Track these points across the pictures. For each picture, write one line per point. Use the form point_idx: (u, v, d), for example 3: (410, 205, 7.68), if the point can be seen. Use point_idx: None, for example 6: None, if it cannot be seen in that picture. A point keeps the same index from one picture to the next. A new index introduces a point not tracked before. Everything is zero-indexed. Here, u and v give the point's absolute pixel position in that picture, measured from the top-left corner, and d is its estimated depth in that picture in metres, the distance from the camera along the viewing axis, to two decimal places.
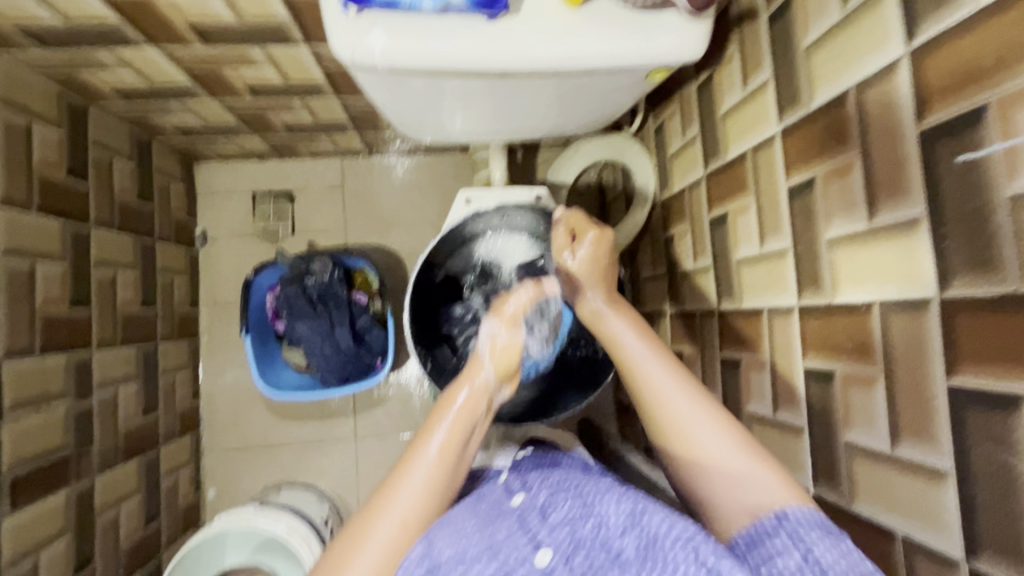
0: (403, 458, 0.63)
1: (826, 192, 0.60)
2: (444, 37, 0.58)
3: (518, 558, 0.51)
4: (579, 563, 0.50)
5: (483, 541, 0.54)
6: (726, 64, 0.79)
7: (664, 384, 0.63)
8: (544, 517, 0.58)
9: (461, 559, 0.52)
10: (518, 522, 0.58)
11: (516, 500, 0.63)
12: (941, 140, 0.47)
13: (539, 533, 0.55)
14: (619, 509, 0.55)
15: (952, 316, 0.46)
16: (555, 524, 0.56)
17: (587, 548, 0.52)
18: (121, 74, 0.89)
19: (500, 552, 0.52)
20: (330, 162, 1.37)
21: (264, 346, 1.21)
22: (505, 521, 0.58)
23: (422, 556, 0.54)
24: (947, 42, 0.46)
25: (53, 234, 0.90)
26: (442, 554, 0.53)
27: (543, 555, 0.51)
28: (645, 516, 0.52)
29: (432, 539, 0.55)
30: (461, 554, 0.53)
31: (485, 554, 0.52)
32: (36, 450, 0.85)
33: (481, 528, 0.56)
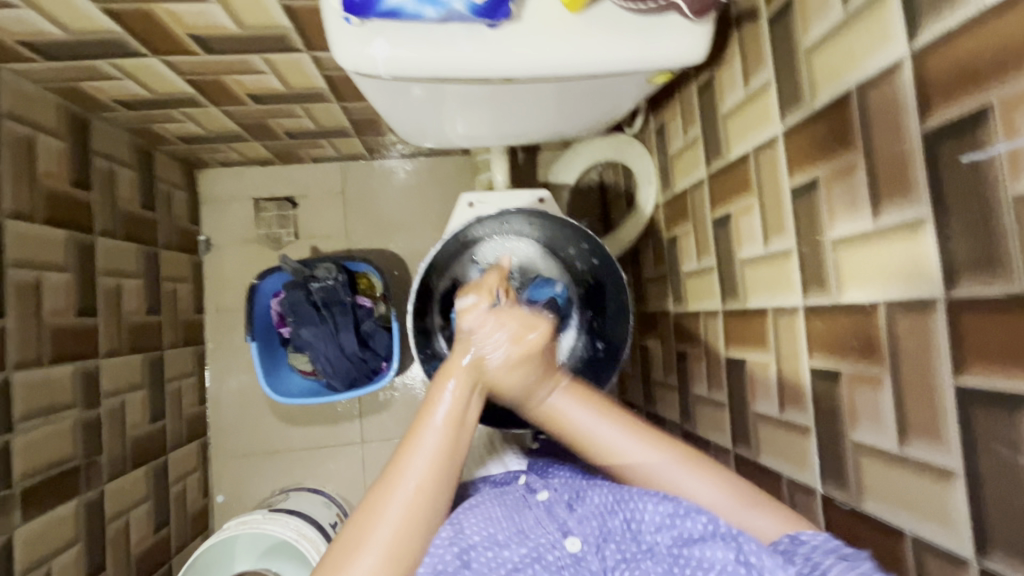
0: (413, 423, 0.59)
1: (830, 192, 0.60)
2: (447, 44, 0.58)
3: (549, 543, 0.57)
4: (610, 554, 0.56)
5: (511, 527, 0.59)
6: (726, 65, 0.80)
7: (591, 422, 0.63)
8: (571, 509, 0.61)
9: (492, 544, 0.57)
10: (544, 513, 0.61)
11: (539, 495, 0.64)
12: (944, 141, 0.47)
13: (566, 522, 0.60)
14: (654, 509, 0.56)
15: (958, 315, 0.46)
16: (584, 515, 0.60)
17: (618, 540, 0.57)
18: (123, 85, 0.90)
19: (529, 539, 0.58)
20: (331, 167, 1.37)
21: (269, 352, 1.22)
22: (531, 512, 0.62)
23: (452, 537, 0.57)
24: (948, 42, 0.46)
25: (59, 246, 0.91)
26: (471, 538, 0.57)
27: (572, 544, 0.57)
28: (685, 519, 0.55)
29: (461, 525, 0.58)
30: (492, 538, 0.58)
31: (514, 539, 0.58)
32: (46, 460, 0.85)
33: (508, 515, 0.61)
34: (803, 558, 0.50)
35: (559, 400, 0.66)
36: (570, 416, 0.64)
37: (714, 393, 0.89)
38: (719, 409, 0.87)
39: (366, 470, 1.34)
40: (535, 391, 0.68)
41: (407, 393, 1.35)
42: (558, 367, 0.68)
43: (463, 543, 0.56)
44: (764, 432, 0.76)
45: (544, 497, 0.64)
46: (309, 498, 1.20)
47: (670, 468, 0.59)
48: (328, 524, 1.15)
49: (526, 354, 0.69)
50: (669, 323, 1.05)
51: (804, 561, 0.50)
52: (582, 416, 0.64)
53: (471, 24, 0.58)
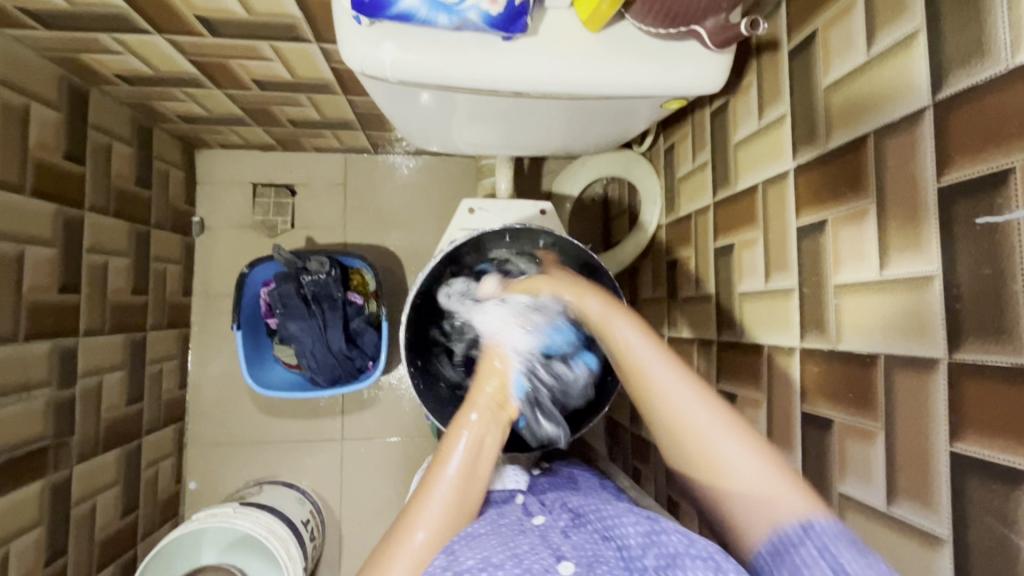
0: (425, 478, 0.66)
1: (837, 237, 0.59)
2: (458, 53, 0.56)
3: (541, 567, 0.54)
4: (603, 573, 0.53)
5: (506, 551, 0.56)
6: (742, 94, 0.78)
7: (686, 398, 0.59)
8: (566, 535, 0.61)
9: (485, 566, 0.54)
10: (539, 538, 0.60)
11: (536, 519, 0.65)
12: (960, 200, 0.45)
13: (561, 546, 0.59)
14: (638, 530, 0.57)
15: (960, 381, 0.45)
16: (577, 542, 0.59)
17: (610, 565, 0.55)
18: (124, 60, 0.87)
19: (523, 560, 0.55)
20: (334, 159, 1.35)
21: (254, 341, 1.19)
22: (528, 536, 0.60)
23: (447, 565, 0.55)
24: (975, 98, 0.44)
25: (45, 220, 0.88)
26: (465, 562, 0.55)
27: (565, 566, 0.55)
28: (662, 536, 0.55)
29: (455, 553, 0.57)
30: (486, 560, 0.55)
31: (508, 561, 0.54)
32: (14, 439, 0.83)
33: (503, 542, 0.58)
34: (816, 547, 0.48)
35: (670, 413, 0.60)
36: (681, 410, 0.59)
37: None
38: None
39: (344, 468, 1.32)
40: (653, 372, 0.62)
41: (392, 393, 1.33)
42: (643, 325, 0.65)
43: (458, 568, 0.54)
44: None
45: (540, 522, 0.64)
46: (282, 493, 1.19)
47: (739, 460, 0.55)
48: (300, 521, 1.13)
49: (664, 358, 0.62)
50: (662, 346, 1.04)
51: (816, 553, 0.48)
52: (665, 375, 0.61)
53: (486, 35, 0.56)
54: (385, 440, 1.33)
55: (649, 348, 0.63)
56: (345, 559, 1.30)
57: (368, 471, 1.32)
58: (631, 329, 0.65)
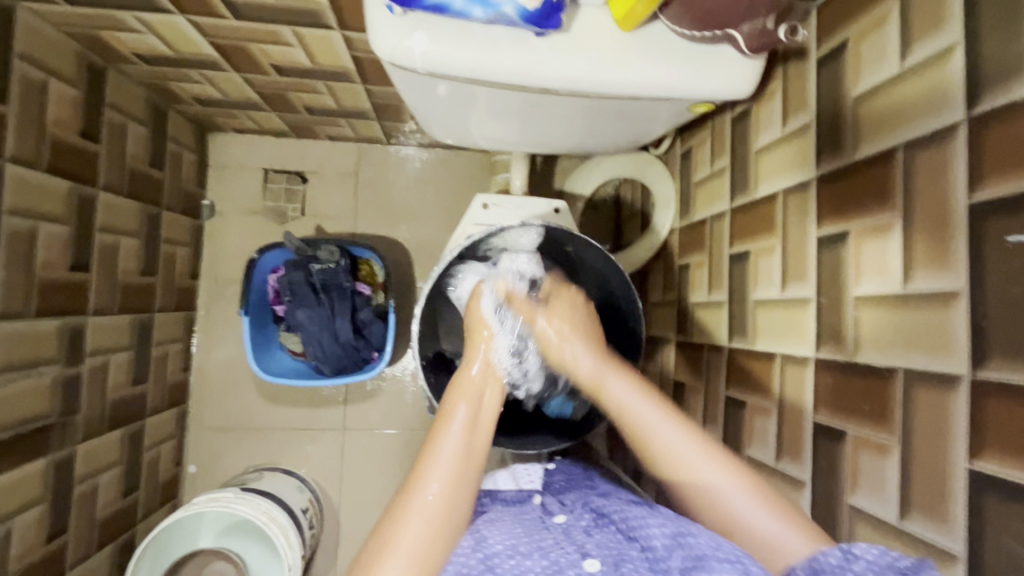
0: (424, 448, 0.65)
1: (860, 249, 0.59)
2: (489, 48, 0.56)
3: (568, 561, 0.55)
4: (628, 571, 0.53)
5: (532, 542, 0.59)
6: (766, 101, 0.78)
7: (679, 444, 0.64)
8: (589, 533, 0.62)
9: (514, 553, 0.57)
10: (563, 535, 0.62)
11: (558, 518, 0.67)
12: (991, 217, 0.45)
13: (585, 545, 0.59)
14: (664, 532, 0.57)
15: (981, 398, 0.45)
16: (601, 541, 0.59)
17: (633, 563, 0.54)
18: (145, 40, 0.87)
19: (549, 554, 0.57)
20: (346, 148, 1.34)
21: (261, 327, 1.19)
22: (550, 532, 0.62)
23: (474, 546, 0.59)
24: (1012, 116, 0.44)
25: (59, 197, 0.88)
26: (494, 547, 0.58)
27: (591, 563, 0.55)
28: (689, 538, 0.54)
29: (482, 538, 0.60)
30: (514, 548, 0.58)
31: (535, 552, 0.57)
32: (20, 415, 0.83)
33: (528, 534, 0.61)
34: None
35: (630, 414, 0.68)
36: (632, 411, 0.68)
37: (708, 429, 0.87)
38: None
39: (344, 458, 1.32)
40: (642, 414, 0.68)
41: (395, 385, 1.33)
42: (608, 355, 0.73)
43: (487, 551, 0.58)
44: None
45: (562, 521, 0.66)
46: (283, 481, 1.18)
47: (710, 479, 0.61)
48: (299, 509, 1.13)
49: (616, 373, 0.72)
50: (669, 350, 1.04)
51: (841, 559, 0.46)
52: (670, 436, 0.65)
53: (518, 30, 0.56)
54: (386, 431, 1.33)
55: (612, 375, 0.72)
56: (342, 548, 1.30)
57: (369, 462, 1.32)
58: (623, 385, 0.70)
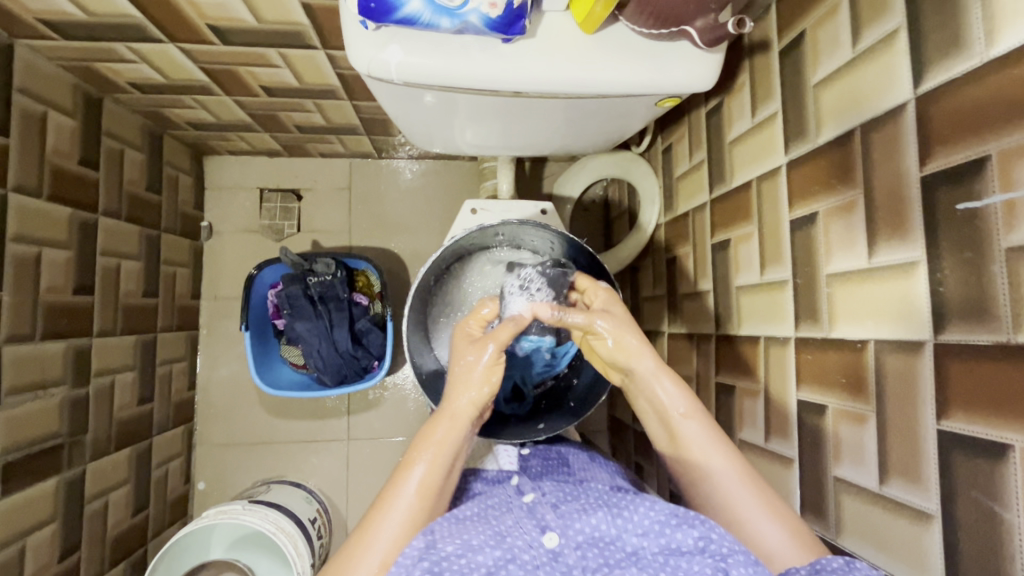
0: (385, 487, 0.62)
1: (828, 228, 0.61)
2: (460, 56, 0.59)
3: (525, 544, 0.57)
4: (591, 556, 0.56)
5: (490, 528, 0.58)
6: (736, 94, 0.80)
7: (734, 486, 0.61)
8: (555, 508, 0.62)
9: (466, 550, 0.55)
10: (525, 512, 0.62)
11: (526, 497, 0.65)
12: (942, 187, 0.47)
13: (545, 516, 0.61)
14: (647, 514, 0.58)
15: (944, 360, 0.47)
16: (564, 514, 0.60)
17: (600, 545, 0.57)
18: (138, 69, 0.91)
19: (506, 540, 0.57)
20: (339, 163, 1.38)
21: (262, 342, 1.22)
22: (513, 513, 0.62)
23: (423, 552, 0.54)
24: (954, 91, 0.46)
25: (61, 223, 0.91)
26: (444, 549, 0.55)
27: (549, 539, 0.58)
28: (675, 530, 0.56)
29: (436, 532, 0.56)
30: (467, 544, 0.55)
31: (490, 542, 0.56)
32: (30, 436, 0.85)
33: (487, 520, 0.60)
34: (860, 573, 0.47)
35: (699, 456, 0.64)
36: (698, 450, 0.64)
37: None
38: None
39: (350, 468, 1.34)
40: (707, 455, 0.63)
41: (397, 394, 1.36)
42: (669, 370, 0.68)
43: (436, 556, 0.54)
44: (749, 460, 0.76)
45: (530, 499, 0.64)
46: (290, 492, 1.20)
47: (720, 469, 0.62)
48: (307, 519, 1.15)
49: (668, 377, 0.67)
50: (662, 342, 1.06)
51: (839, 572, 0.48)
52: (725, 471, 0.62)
53: (486, 38, 0.59)
54: (390, 440, 1.35)
55: (663, 373, 0.67)
56: None
57: (374, 470, 1.34)
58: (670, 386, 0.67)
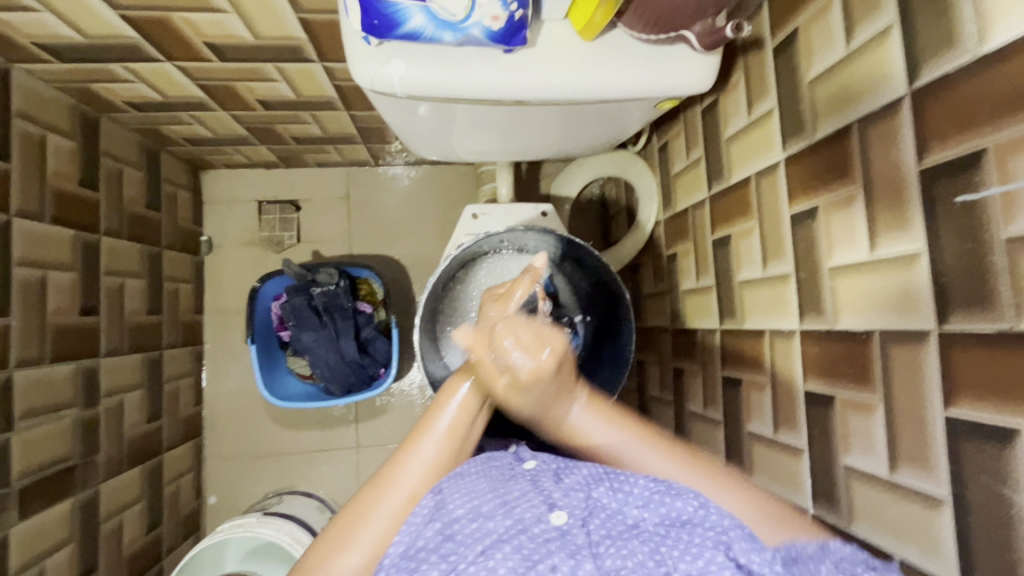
0: (413, 431, 0.59)
1: (829, 222, 0.62)
2: (462, 68, 0.59)
3: (534, 516, 0.50)
4: (596, 529, 0.49)
5: (496, 497, 0.52)
6: (730, 91, 0.82)
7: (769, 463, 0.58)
8: (560, 478, 0.54)
9: (475, 516, 0.51)
10: (529, 483, 0.54)
11: (527, 462, 0.57)
12: (941, 180, 0.49)
13: (552, 490, 0.53)
14: (642, 483, 0.52)
15: (949, 349, 0.48)
16: (569, 487, 0.53)
17: (603, 515, 0.50)
18: (135, 88, 0.91)
19: (515, 510, 0.51)
20: (336, 173, 1.38)
21: (268, 354, 1.22)
22: (517, 482, 0.54)
23: (433, 513, 0.52)
24: (948, 86, 0.48)
25: (65, 245, 0.91)
26: (454, 511, 0.52)
27: (558, 517, 0.50)
28: (676, 498, 0.50)
29: (444, 496, 0.53)
30: (476, 510, 0.51)
31: (498, 509, 0.51)
32: (44, 459, 0.85)
33: (492, 488, 0.53)
34: (833, 561, 0.46)
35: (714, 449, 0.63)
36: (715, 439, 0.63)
37: (709, 411, 0.91)
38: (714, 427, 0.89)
39: (360, 475, 1.34)
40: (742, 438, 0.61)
41: (404, 399, 1.36)
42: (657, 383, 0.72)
43: (446, 518, 0.51)
44: (758, 452, 0.77)
45: (533, 467, 0.57)
46: (302, 502, 1.21)
47: (628, 457, 0.56)
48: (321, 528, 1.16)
49: (636, 432, 0.57)
50: (665, 338, 1.07)
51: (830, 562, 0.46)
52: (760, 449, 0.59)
53: (487, 49, 0.59)
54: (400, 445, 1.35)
55: (593, 409, 0.59)
56: None
57: None
58: None
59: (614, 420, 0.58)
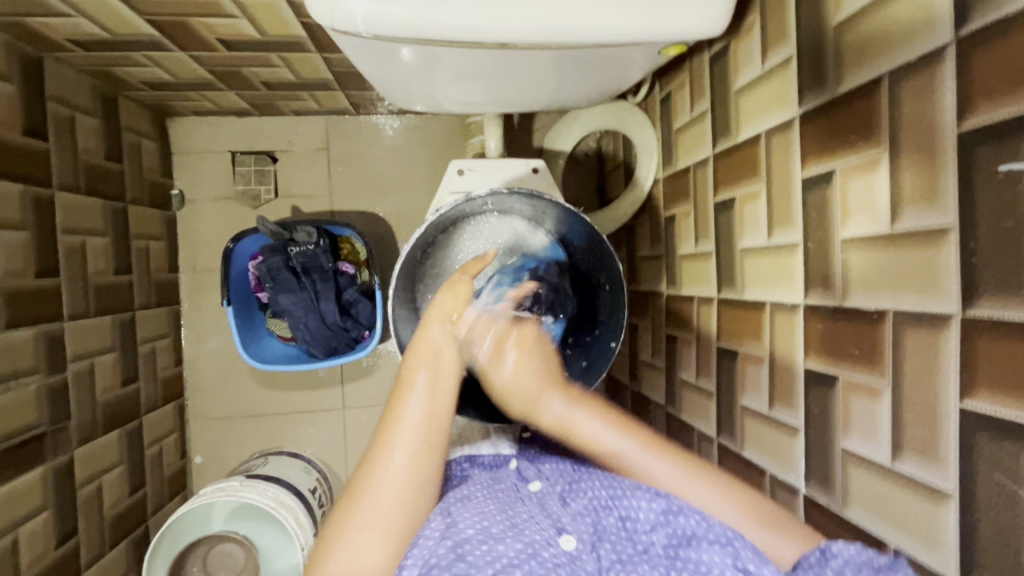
0: (393, 404, 0.60)
1: (845, 189, 0.56)
2: (436, 3, 0.51)
3: (544, 540, 0.54)
4: (605, 554, 0.54)
5: (505, 520, 0.56)
6: (744, 36, 0.73)
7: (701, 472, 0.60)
8: (564, 503, 0.60)
9: (486, 538, 0.53)
10: (537, 507, 0.60)
11: (532, 486, 0.65)
12: (982, 146, 0.42)
13: (560, 518, 0.58)
14: (650, 507, 0.57)
15: (971, 337, 0.44)
16: (577, 511, 0.59)
17: (613, 541, 0.56)
18: (77, 24, 0.81)
19: (524, 534, 0.54)
20: (314, 121, 1.28)
21: (247, 315, 1.17)
22: (524, 505, 0.61)
23: (444, 532, 0.54)
24: (1003, 33, 0.41)
25: (12, 202, 0.84)
26: (465, 532, 0.54)
27: (567, 541, 0.55)
28: (679, 516, 0.55)
29: (454, 520, 0.56)
30: (487, 531, 0.54)
31: (509, 531, 0.55)
32: (9, 428, 0.82)
33: (501, 510, 0.58)
34: (835, 570, 0.49)
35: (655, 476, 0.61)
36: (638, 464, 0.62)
37: (702, 381, 0.87)
38: (706, 399, 0.86)
39: (347, 436, 1.33)
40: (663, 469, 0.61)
41: (390, 361, 1.33)
42: (569, 392, 0.68)
43: (457, 537, 0.54)
44: (751, 427, 0.75)
45: (537, 488, 0.64)
46: (288, 463, 1.20)
47: (626, 448, 0.63)
48: (307, 490, 1.15)
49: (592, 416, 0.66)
50: (660, 305, 1.03)
51: (834, 574, 0.49)
52: (692, 466, 0.61)
53: None
54: None
55: (577, 408, 0.67)
56: None
57: (372, 437, 1.34)
58: (590, 420, 0.65)
59: (607, 422, 0.65)
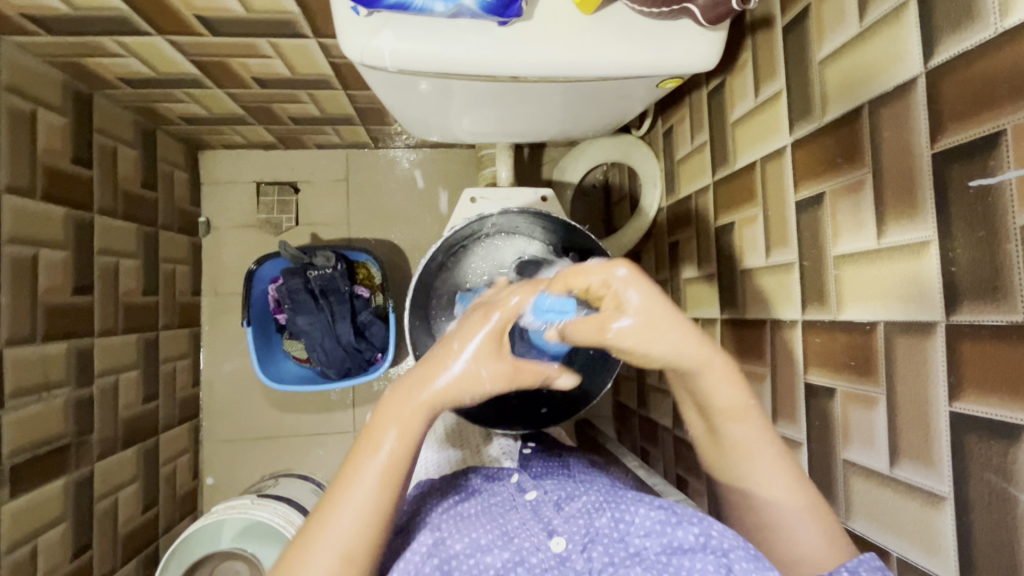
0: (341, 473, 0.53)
1: (835, 209, 0.60)
2: (454, 41, 0.57)
3: (532, 546, 0.55)
4: (596, 555, 0.53)
5: (495, 529, 0.58)
6: (738, 72, 0.79)
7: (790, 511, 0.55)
8: (558, 508, 0.60)
9: (473, 551, 0.56)
10: (530, 512, 0.61)
11: (528, 494, 0.64)
12: (954, 165, 0.46)
13: (552, 520, 0.58)
14: (647, 514, 0.55)
15: (955, 341, 0.46)
16: (569, 516, 0.58)
17: (605, 543, 0.54)
18: (128, 64, 0.89)
19: (513, 542, 0.56)
20: (335, 154, 1.36)
21: (265, 337, 1.21)
22: (517, 512, 0.61)
23: (432, 548, 0.57)
24: (966, 63, 0.45)
25: (56, 223, 0.90)
26: (453, 548, 0.57)
27: (557, 544, 0.55)
28: (676, 528, 0.53)
29: (444, 534, 0.59)
30: (474, 544, 0.56)
31: (497, 541, 0.56)
32: (37, 437, 0.85)
33: (493, 520, 0.60)
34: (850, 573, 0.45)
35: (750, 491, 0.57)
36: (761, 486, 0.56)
37: None
38: None
39: None
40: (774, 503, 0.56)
41: None
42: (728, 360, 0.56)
43: (444, 554, 0.56)
44: None
45: (532, 497, 0.63)
46: (299, 484, 1.20)
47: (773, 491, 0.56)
48: None
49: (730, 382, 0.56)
50: None
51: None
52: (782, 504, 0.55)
53: (481, 21, 0.57)
54: None
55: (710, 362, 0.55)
56: None
57: None
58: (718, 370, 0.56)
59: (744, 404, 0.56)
